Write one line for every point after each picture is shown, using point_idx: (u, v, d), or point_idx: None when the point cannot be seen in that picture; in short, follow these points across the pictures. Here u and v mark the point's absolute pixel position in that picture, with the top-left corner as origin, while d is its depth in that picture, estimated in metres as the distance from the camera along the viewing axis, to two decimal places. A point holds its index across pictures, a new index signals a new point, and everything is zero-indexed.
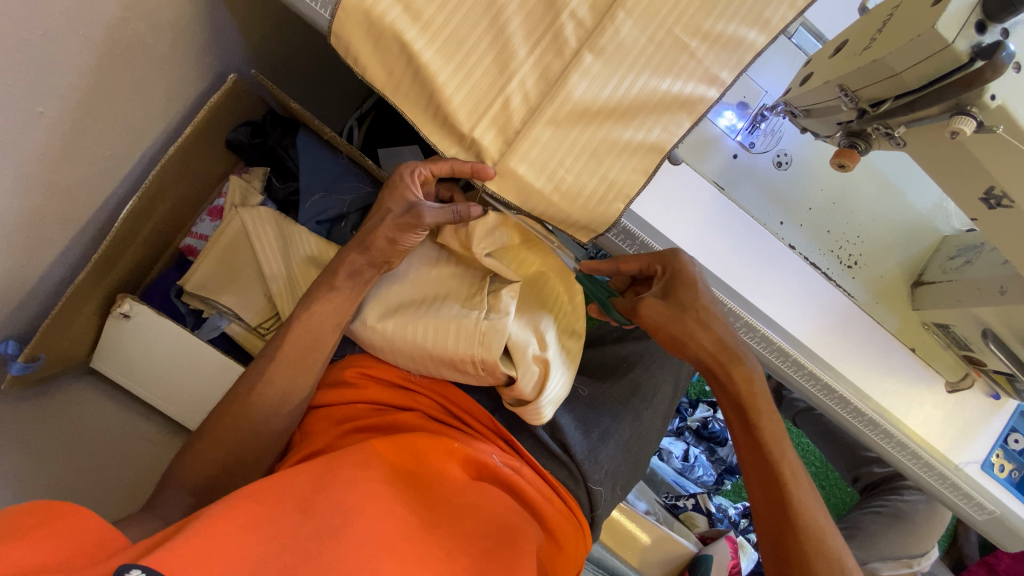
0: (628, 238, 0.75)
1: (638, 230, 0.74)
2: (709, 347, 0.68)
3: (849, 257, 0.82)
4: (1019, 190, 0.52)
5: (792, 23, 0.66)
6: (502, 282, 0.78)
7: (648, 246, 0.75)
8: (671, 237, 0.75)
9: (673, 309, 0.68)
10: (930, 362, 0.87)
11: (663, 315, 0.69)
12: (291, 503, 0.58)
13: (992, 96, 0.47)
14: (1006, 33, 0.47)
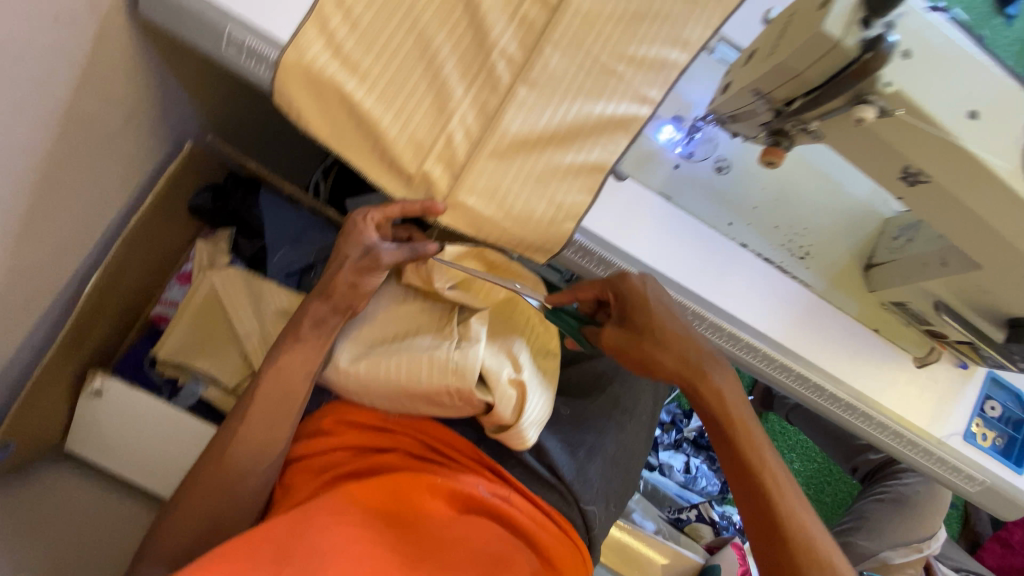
0: (586, 254, 0.78)
1: (593, 245, 0.77)
2: (675, 366, 0.69)
3: (800, 249, 0.86)
4: (931, 166, 0.56)
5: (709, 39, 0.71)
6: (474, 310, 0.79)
7: (607, 259, 0.78)
8: (629, 249, 0.78)
9: (633, 336, 0.71)
10: (896, 340, 0.90)
11: (624, 342, 0.71)
12: (267, 556, 0.57)
13: (886, 82, 0.51)
14: (891, 26, 0.51)
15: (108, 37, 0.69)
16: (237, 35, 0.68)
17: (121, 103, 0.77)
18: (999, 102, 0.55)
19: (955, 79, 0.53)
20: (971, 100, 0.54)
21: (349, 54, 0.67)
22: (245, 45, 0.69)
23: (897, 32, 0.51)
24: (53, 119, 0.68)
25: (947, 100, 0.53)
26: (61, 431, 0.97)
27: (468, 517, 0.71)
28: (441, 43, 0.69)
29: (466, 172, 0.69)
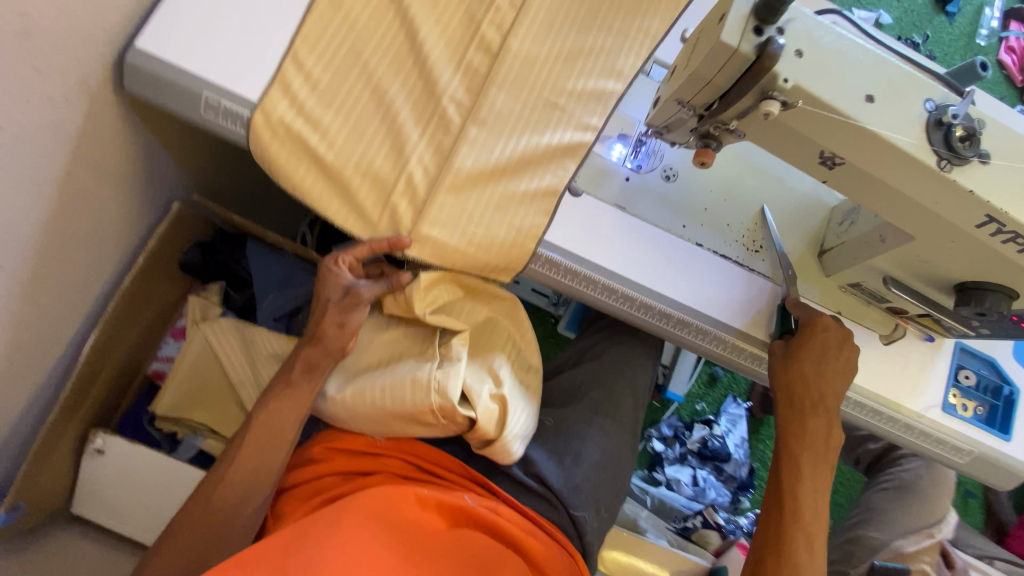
0: (553, 265, 0.82)
1: (558, 256, 0.82)
2: (824, 392, 0.77)
3: (753, 243, 0.91)
4: (844, 150, 0.62)
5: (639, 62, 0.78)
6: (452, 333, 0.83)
7: (572, 269, 0.83)
8: (594, 259, 0.83)
9: (795, 353, 0.79)
10: (860, 320, 0.94)
11: (787, 355, 0.80)
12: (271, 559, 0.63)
13: (785, 79, 0.57)
14: (781, 31, 0.58)
15: (98, 114, 0.76)
16: (213, 99, 0.75)
17: (112, 172, 0.84)
18: (895, 84, 0.61)
19: (849, 72, 0.60)
20: (867, 87, 0.60)
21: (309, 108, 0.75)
22: (222, 108, 0.76)
23: (787, 36, 0.58)
24: (49, 190, 0.74)
25: (846, 89, 0.59)
26: (65, 493, 0.99)
27: (458, 531, 0.74)
28: (395, 89, 0.77)
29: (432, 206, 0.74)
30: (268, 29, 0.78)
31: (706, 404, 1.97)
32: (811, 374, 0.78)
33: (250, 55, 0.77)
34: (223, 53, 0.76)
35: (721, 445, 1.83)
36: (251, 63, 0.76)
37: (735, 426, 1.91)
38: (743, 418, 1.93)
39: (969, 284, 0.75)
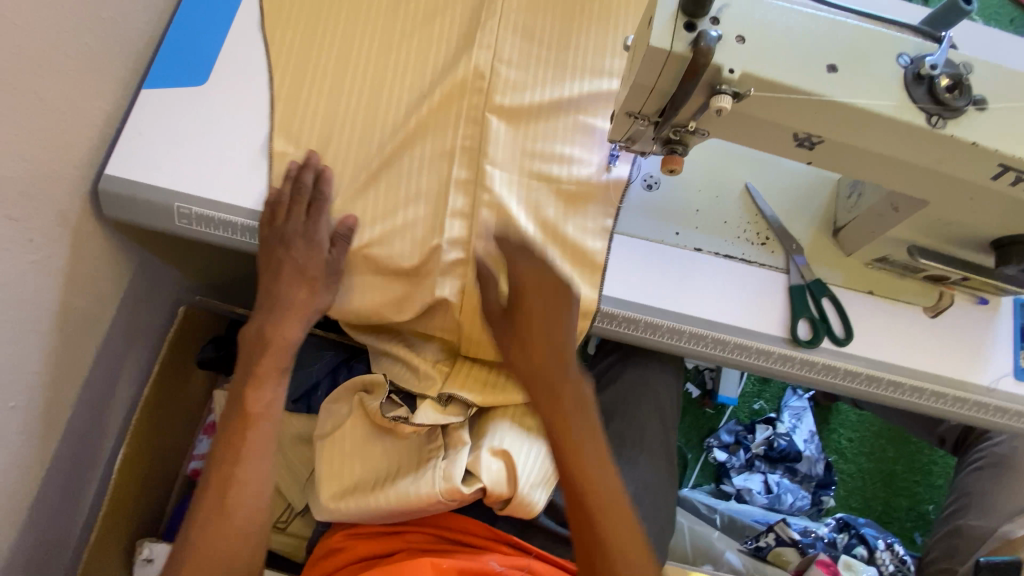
0: (613, 319, 0.80)
1: (619, 310, 0.79)
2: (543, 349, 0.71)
3: (759, 236, 0.84)
4: (819, 128, 0.56)
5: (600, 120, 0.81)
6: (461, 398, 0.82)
7: (632, 318, 0.80)
8: (651, 303, 0.80)
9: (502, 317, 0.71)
10: (897, 296, 0.84)
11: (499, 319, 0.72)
12: None
13: (730, 70, 0.53)
14: (715, 21, 0.53)
15: (85, 240, 0.80)
16: (184, 208, 0.78)
17: (110, 293, 0.88)
18: (861, 47, 0.55)
19: (807, 47, 0.54)
20: (828, 56, 0.54)
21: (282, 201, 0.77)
22: (194, 214, 0.79)
23: (725, 24, 0.54)
24: (46, 323, 0.77)
25: (802, 64, 0.54)
26: None
27: None
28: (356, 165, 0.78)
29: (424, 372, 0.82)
30: (226, 130, 0.81)
31: (765, 401, 1.83)
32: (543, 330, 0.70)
33: (212, 157, 0.80)
34: (187, 162, 0.79)
35: (789, 444, 1.70)
36: (213, 166, 0.79)
37: (801, 420, 1.76)
38: (807, 410, 1.78)
39: (1006, 239, 0.66)
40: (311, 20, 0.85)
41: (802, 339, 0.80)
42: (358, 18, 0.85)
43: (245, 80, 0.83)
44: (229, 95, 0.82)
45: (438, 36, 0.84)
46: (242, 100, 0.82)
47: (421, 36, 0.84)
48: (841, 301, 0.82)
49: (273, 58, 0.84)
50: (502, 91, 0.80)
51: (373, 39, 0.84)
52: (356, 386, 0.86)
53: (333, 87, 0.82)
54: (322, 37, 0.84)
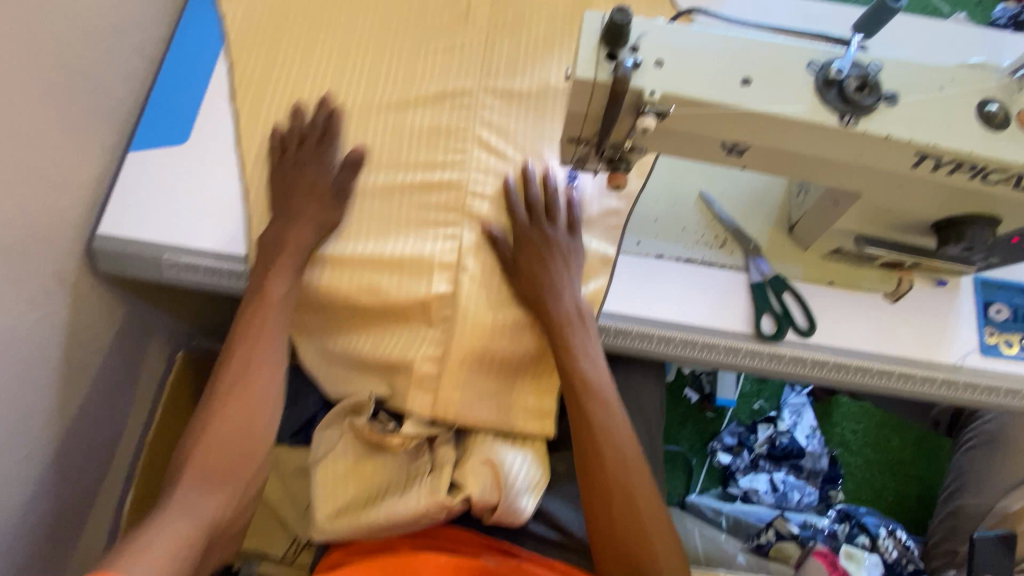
0: (611, 332, 0.84)
1: (619, 322, 0.84)
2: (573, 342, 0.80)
3: (716, 238, 0.88)
4: (742, 136, 0.61)
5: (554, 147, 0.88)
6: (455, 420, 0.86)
7: (631, 330, 0.84)
8: (651, 314, 0.83)
9: (532, 297, 0.81)
10: (856, 284, 0.87)
11: (533, 294, 0.81)
12: None
13: (651, 92, 0.58)
14: (635, 49, 0.59)
15: (82, 296, 0.86)
16: (172, 259, 0.83)
17: (110, 343, 0.93)
18: (772, 58, 0.59)
19: (724, 62, 0.59)
20: (743, 69, 0.59)
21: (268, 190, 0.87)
22: (182, 263, 0.84)
23: (643, 51, 0.59)
24: (52, 378, 0.82)
25: (718, 80, 0.58)
26: None
27: None
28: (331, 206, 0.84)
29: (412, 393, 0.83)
30: (208, 183, 0.87)
31: (765, 400, 1.84)
32: (547, 276, 0.81)
33: (196, 208, 0.85)
34: (173, 215, 0.85)
35: (791, 441, 1.71)
36: (198, 217, 0.85)
37: (801, 415, 1.77)
38: (806, 405, 1.79)
39: (943, 221, 0.69)
40: (286, 81, 0.92)
41: (767, 332, 0.83)
42: (325, 71, 0.93)
43: (225, 136, 0.90)
44: (210, 150, 0.89)
45: (404, 87, 0.92)
46: (222, 154, 0.89)
47: (389, 88, 0.92)
48: (802, 294, 0.85)
49: (248, 112, 0.91)
50: (475, 150, 0.88)
51: (347, 94, 0.92)
52: (345, 411, 0.89)
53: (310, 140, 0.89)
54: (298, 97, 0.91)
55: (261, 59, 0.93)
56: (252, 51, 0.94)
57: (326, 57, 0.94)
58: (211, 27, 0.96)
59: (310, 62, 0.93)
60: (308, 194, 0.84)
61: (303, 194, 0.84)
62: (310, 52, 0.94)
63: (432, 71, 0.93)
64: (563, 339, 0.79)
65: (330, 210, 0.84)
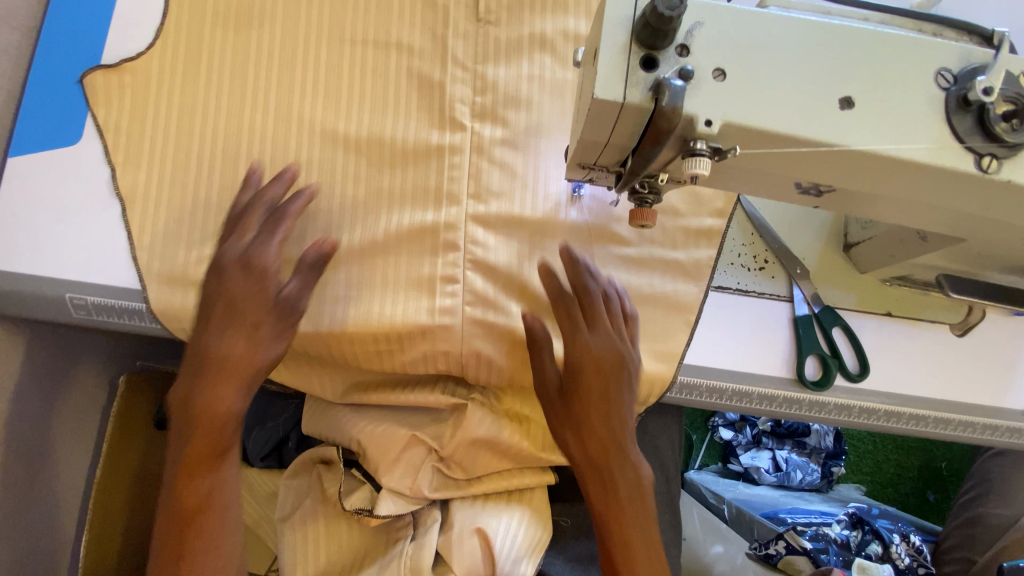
0: (693, 389, 0.69)
1: (697, 377, 0.69)
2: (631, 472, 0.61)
3: (756, 260, 0.72)
4: (828, 178, 0.43)
5: (555, 145, 0.68)
6: (446, 467, 0.76)
7: (713, 386, 0.69)
8: (724, 366, 0.69)
9: (593, 411, 0.61)
10: (918, 315, 0.72)
11: (592, 408, 0.61)
12: None
13: (706, 121, 0.39)
14: (684, 51, 0.39)
15: None
16: (77, 298, 0.67)
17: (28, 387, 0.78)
18: (884, 63, 0.40)
19: (811, 76, 0.40)
20: (839, 86, 0.40)
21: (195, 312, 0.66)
22: (91, 303, 0.68)
23: (696, 55, 0.39)
24: None
25: (805, 100, 0.39)
26: None
27: None
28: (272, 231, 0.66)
29: (397, 451, 0.75)
30: (116, 207, 0.69)
31: None
32: (602, 414, 0.61)
33: (101, 234, 0.68)
34: (75, 244, 0.68)
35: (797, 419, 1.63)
36: (106, 246, 0.68)
37: None
38: None
39: None
40: (204, 164, 0.69)
41: (810, 379, 0.70)
42: (250, 37, 0.70)
43: (129, 151, 0.69)
44: (111, 164, 0.69)
45: (361, 156, 0.68)
46: (128, 170, 0.69)
47: (339, 134, 0.68)
48: (854, 330, 0.71)
49: (154, 99, 0.69)
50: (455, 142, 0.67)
51: (282, 69, 0.69)
52: (314, 459, 0.82)
53: (240, 158, 0.69)
54: (222, 168, 0.69)
55: (169, 32, 0.71)
56: (148, 146, 0.69)
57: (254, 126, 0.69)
58: (95, 22, 0.72)
59: (233, 133, 0.69)
60: (235, 325, 0.60)
61: (238, 324, 0.60)
62: (228, 135, 0.69)
63: (397, 130, 0.68)
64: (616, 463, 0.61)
65: (264, 350, 0.61)
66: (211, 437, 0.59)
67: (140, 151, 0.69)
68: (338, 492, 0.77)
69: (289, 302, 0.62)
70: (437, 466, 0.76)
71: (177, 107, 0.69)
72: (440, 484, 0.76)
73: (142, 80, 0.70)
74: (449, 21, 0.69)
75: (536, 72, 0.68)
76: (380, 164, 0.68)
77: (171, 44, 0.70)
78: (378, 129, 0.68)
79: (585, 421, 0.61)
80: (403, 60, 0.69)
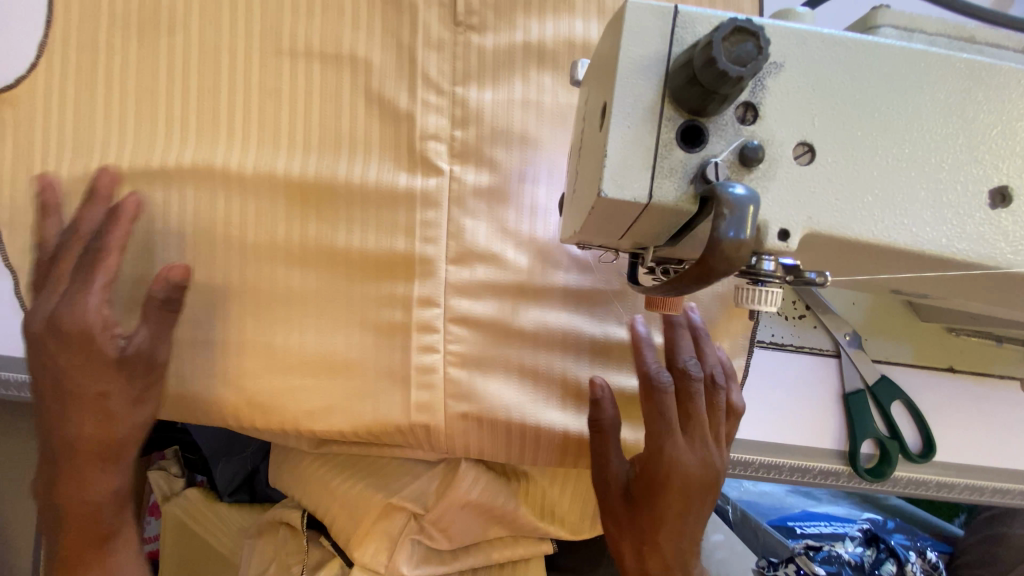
0: (738, 464, 0.59)
1: (745, 454, 0.58)
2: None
3: (795, 306, 0.59)
4: (940, 289, 0.30)
5: (550, 173, 0.53)
6: (428, 538, 0.63)
7: (762, 461, 0.59)
8: (772, 435, 0.59)
9: (669, 518, 0.51)
10: (984, 369, 0.61)
11: (671, 514, 0.51)
12: None
13: (780, 233, 0.25)
14: (749, 115, 0.24)
15: None
16: None
17: None
18: None
19: (944, 153, 0.25)
20: (986, 168, 0.26)
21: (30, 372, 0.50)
22: None
23: (771, 121, 0.24)
24: None
25: (930, 194, 0.25)
26: None
27: None
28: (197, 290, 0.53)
29: (369, 522, 0.62)
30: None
31: None
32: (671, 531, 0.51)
33: None
34: None
35: None
36: None
37: None
38: None
39: None
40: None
41: (864, 465, 0.59)
42: (152, 38, 0.53)
43: (10, 194, 0.54)
44: None
45: (303, 202, 0.53)
46: (19, 228, 0.55)
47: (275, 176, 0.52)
48: (915, 402, 0.59)
49: (34, 123, 0.54)
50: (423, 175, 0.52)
51: (194, 79, 0.53)
52: (276, 519, 0.68)
53: (151, 208, 0.53)
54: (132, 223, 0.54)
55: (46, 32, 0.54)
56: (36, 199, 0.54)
57: (166, 165, 0.53)
58: None
59: (139, 178, 0.53)
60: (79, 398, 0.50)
61: (82, 402, 0.50)
62: (135, 181, 0.53)
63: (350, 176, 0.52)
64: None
65: (124, 422, 0.51)
66: (80, 524, 0.51)
67: (28, 205, 0.54)
68: (304, 565, 0.64)
69: (141, 357, 0.51)
70: (418, 538, 0.62)
71: (70, 145, 0.54)
72: (422, 558, 0.63)
73: (22, 111, 0.54)
74: (416, 24, 0.52)
75: (527, 81, 0.53)
76: (322, 201, 0.53)
77: (51, 50, 0.54)
78: (328, 173, 0.52)
79: (659, 531, 0.51)
80: (354, 78, 0.52)
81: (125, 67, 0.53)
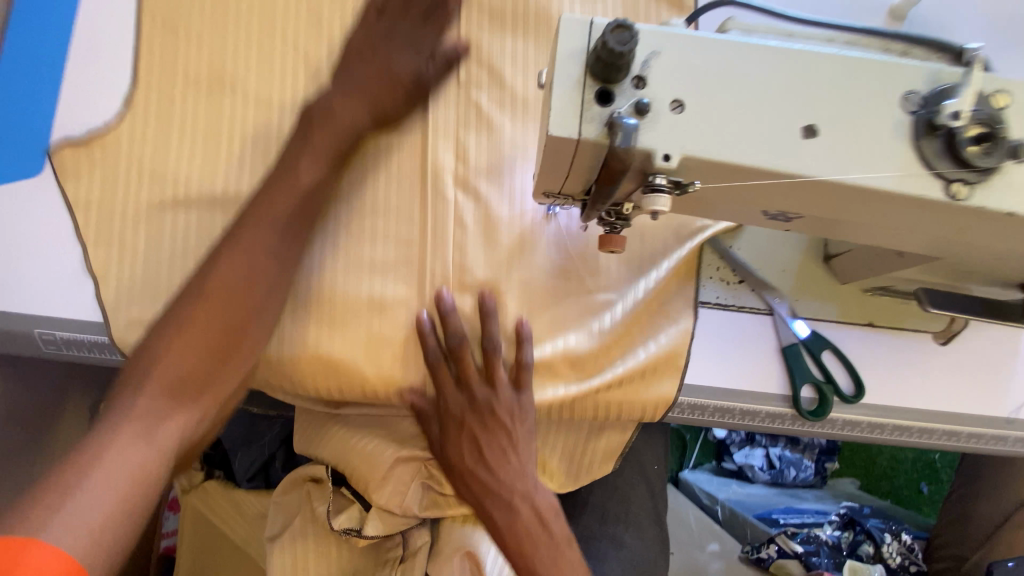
0: (695, 408, 0.69)
1: (701, 398, 0.69)
2: (516, 489, 0.65)
3: (736, 273, 0.71)
4: (793, 207, 0.43)
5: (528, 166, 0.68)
6: (436, 482, 0.73)
7: (716, 405, 0.69)
8: (723, 381, 0.69)
9: (487, 481, 0.65)
10: (899, 323, 0.72)
11: (471, 458, 0.66)
12: None
13: (665, 156, 0.38)
14: (641, 83, 0.38)
15: None
16: (47, 333, 0.65)
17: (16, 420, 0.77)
18: (846, 88, 0.39)
19: (772, 105, 0.39)
20: (800, 115, 0.39)
21: (137, 333, 0.65)
22: (61, 339, 0.66)
23: (654, 86, 0.38)
24: None
25: (763, 131, 0.39)
26: None
27: None
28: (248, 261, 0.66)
29: (382, 470, 0.70)
30: (70, 245, 0.67)
31: None
32: (491, 482, 0.65)
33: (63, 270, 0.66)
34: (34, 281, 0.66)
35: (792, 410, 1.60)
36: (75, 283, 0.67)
37: None
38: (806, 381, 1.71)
39: None
40: (177, 207, 0.67)
41: (806, 408, 0.69)
42: (219, 72, 0.70)
43: (95, 185, 0.68)
44: (79, 208, 0.67)
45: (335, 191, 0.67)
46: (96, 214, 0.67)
47: None
48: (843, 351, 0.71)
49: (119, 132, 0.69)
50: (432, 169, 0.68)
51: (253, 102, 0.69)
52: (302, 477, 0.77)
53: (214, 199, 0.67)
54: (198, 211, 0.67)
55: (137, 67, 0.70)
56: (119, 194, 0.67)
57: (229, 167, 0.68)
58: (54, 49, 0.71)
59: (205, 175, 0.68)
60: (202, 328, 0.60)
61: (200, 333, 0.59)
62: (202, 178, 0.68)
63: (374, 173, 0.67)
64: (497, 491, 0.65)
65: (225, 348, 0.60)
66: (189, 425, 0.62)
67: (111, 198, 0.67)
68: (326, 511, 0.73)
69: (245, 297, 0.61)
70: (426, 482, 0.72)
71: (147, 149, 0.68)
72: (430, 502, 0.73)
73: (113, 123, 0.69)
74: None
75: (507, 100, 0.69)
76: (349, 190, 0.67)
77: (141, 80, 0.70)
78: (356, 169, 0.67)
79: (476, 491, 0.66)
80: None
81: (198, 93, 0.69)
